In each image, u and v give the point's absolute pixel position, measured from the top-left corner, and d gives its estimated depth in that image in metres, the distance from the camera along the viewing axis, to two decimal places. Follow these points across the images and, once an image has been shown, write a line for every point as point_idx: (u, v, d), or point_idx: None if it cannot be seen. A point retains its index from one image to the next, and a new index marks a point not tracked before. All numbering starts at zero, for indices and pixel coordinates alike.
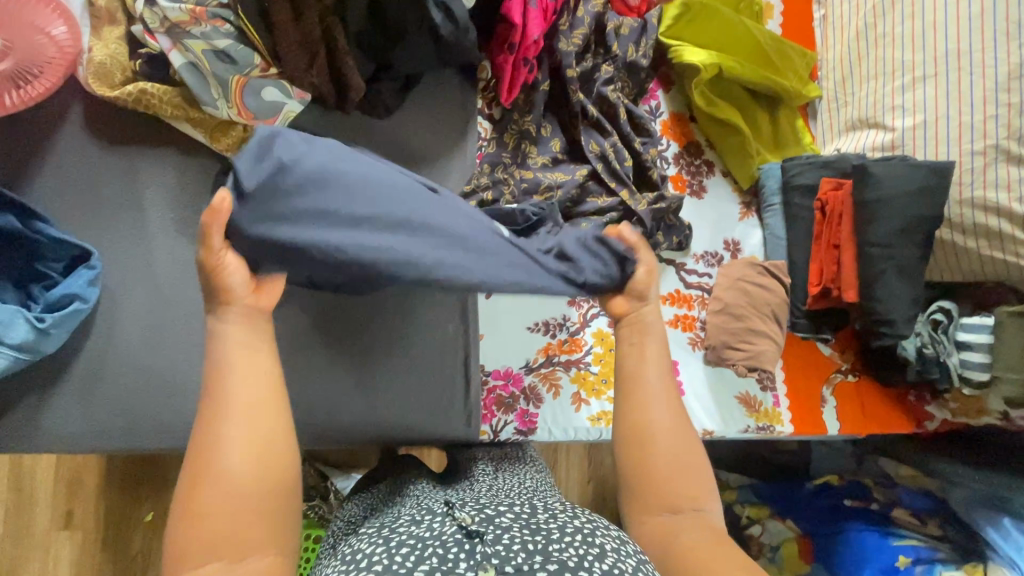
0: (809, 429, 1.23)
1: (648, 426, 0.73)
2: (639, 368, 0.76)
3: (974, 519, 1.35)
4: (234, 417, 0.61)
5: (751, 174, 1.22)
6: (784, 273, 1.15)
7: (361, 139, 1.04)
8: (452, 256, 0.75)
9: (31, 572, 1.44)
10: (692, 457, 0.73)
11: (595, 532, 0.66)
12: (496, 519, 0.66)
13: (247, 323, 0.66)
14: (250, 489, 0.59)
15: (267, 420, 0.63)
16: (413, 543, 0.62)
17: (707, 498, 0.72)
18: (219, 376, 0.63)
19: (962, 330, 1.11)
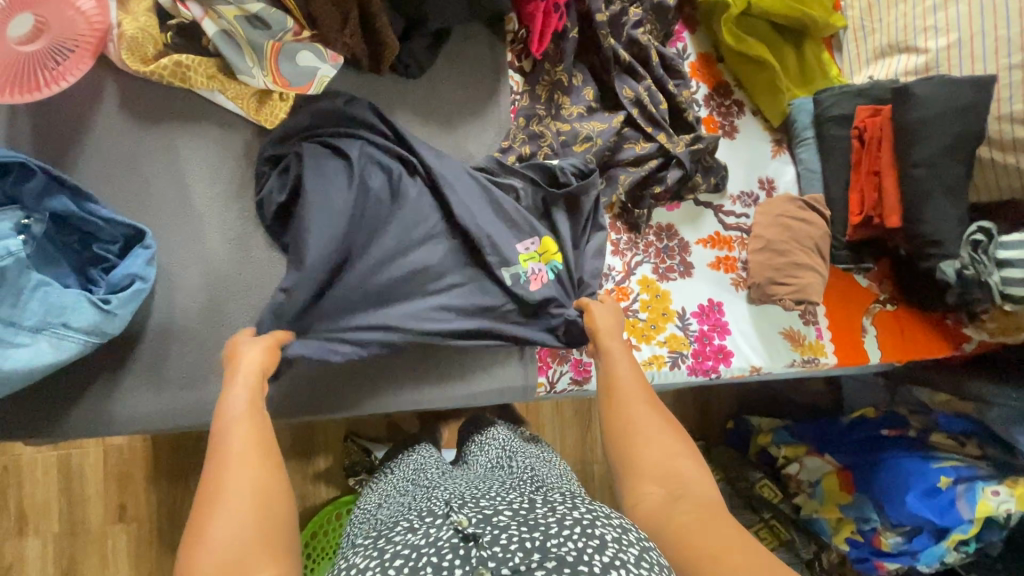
0: (851, 359, 1.26)
1: (625, 419, 0.81)
2: (615, 376, 0.88)
3: (1014, 436, 1.38)
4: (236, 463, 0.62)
5: (781, 110, 1.22)
6: (823, 205, 1.15)
7: (395, 101, 1.03)
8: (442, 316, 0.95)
9: (90, 566, 1.46)
10: (674, 444, 0.79)
11: (593, 523, 0.64)
12: (494, 521, 0.65)
13: (252, 380, 0.72)
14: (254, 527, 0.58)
15: (255, 454, 0.63)
16: (407, 551, 0.61)
17: (693, 475, 0.75)
18: (224, 422, 0.66)
19: (1003, 248, 1.12)
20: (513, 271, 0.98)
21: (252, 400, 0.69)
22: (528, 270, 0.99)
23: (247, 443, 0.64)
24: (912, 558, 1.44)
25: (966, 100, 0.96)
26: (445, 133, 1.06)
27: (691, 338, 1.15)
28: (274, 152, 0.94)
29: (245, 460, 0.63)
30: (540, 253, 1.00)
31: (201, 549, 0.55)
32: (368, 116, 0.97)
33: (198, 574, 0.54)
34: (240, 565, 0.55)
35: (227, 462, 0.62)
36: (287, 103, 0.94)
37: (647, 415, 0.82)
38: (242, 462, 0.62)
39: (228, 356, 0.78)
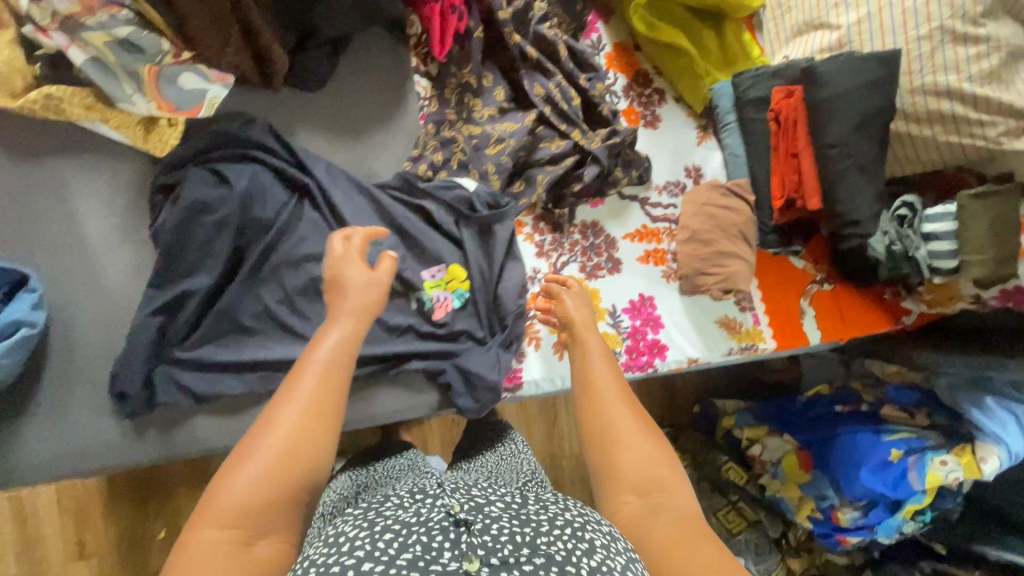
0: (790, 342, 1.25)
1: (610, 417, 0.77)
2: (591, 370, 0.83)
3: (958, 403, 1.39)
4: (295, 413, 0.66)
5: (703, 95, 1.19)
6: (748, 191, 1.13)
7: (295, 116, 0.99)
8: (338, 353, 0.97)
9: None
10: (655, 448, 0.76)
11: (585, 527, 0.60)
12: (486, 507, 0.58)
13: (350, 338, 0.74)
14: (285, 477, 0.64)
15: (310, 420, 0.66)
16: (397, 527, 0.55)
17: (672, 481, 0.73)
18: (302, 371, 0.69)
19: (928, 222, 1.11)
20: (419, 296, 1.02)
21: (335, 362, 0.71)
22: (433, 298, 1.03)
23: (309, 408, 0.67)
24: (869, 531, 1.47)
25: (872, 75, 0.94)
26: (352, 145, 1.02)
27: (624, 335, 1.14)
28: (166, 180, 0.90)
29: (297, 417, 0.66)
30: (446, 281, 1.03)
31: (229, 485, 0.62)
32: (264, 139, 0.94)
33: (223, 502, 0.61)
34: (257, 513, 0.62)
35: (283, 413, 0.66)
36: (176, 129, 0.91)
37: (628, 417, 0.77)
38: (300, 421, 0.66)
39: (330, 270, 0.81)
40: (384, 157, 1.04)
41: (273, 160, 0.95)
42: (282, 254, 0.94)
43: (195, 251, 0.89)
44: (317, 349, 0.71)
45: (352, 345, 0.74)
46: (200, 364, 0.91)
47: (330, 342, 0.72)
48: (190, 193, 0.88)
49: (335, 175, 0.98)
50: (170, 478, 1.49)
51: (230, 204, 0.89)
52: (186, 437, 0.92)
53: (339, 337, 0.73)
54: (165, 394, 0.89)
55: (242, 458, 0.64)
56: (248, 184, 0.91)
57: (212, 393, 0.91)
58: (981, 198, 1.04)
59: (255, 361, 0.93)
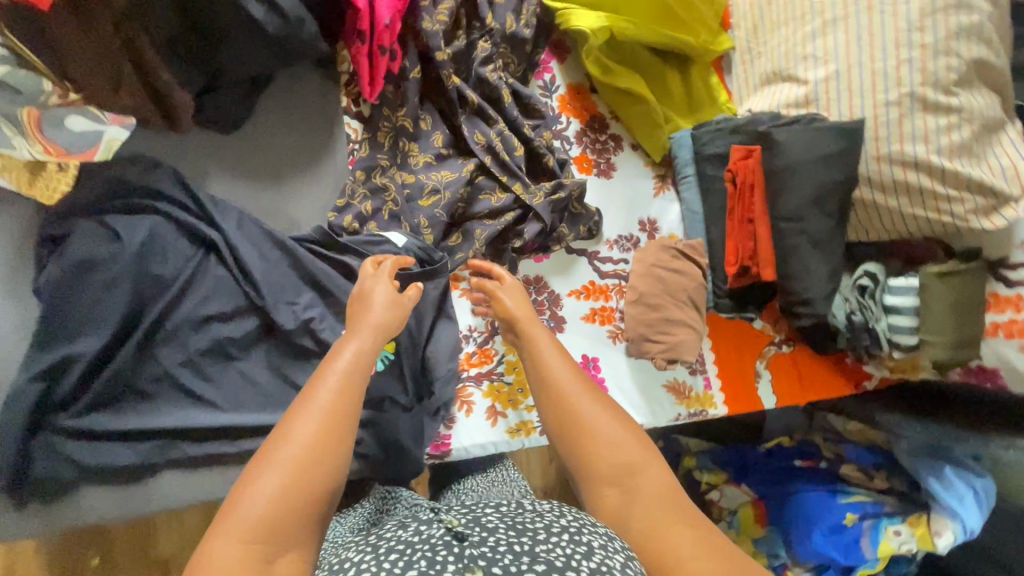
0: (743, 407, 1.18)
1: (570, 407, 0.70)
2: (542, 362, 0.75)
3: (917, 471, 1.32)
4: (315, 417, 0.62)
5: (662, 145, 1.12)
6: (700, 253, 1.07)
7: (208, 161, 0.92)
8: (243, 418, 0.90)
9: None
10: (623, 430, 0.68)
11: (580, 532, 0.59)
12: (484, 520, 0.59)
13: (364, 344, 0.71)
14: (310, 485, 0.59)
15: (333, 425, 0.62)
16: (402, 546, 0.55)
17: (647, 461, 0.67)
18: (321, 378, 0.66)
19: (889, 293, 1.05)
20: None
21: (355, 371, 0.67)
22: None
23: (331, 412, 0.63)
24: None
25: (830, 150, 0.88)
26: (271, 191, 0.94)
27: None
28: (54, 232, 0.83)
29: (321, 421, 0.62)
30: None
31: (249, 494, 0.56)
32: (168, 189, 0.87)
33: (241, 512, 0.55)
34: (279, 524, 0.56)
35: (304, 417, 0.61)
36: (67, 174, 0.84)
37: (591, 403, 0.70)
38: (324, 425, 0.62)
39: (358, 293, 0.83)
40: (305, 205, 0.96)
41: (176, 211, 0.87)
42: (186, 313, 0.87)
43: (83, 311, 0.82)
44: (336, 358, 0.68)
45: (369, 352, 0.71)
46: (90, 433, 0.84)
47: (350, 351, 0.69)
48: (78, 249, 0.82)
49: (247, 228, 0.91)
50: None
51: (122, 262, 0.83)
52: (72, 509, 0.86)
53: (357, 345, 0.71)
54: (48, 466, 0.82)
55: (260, 465, 0.58)
56: (145, 240, 0.84)
57: (101, 465, 0.84)
58: (945, 278, 0.99)
59: (151, 429, 0.86)
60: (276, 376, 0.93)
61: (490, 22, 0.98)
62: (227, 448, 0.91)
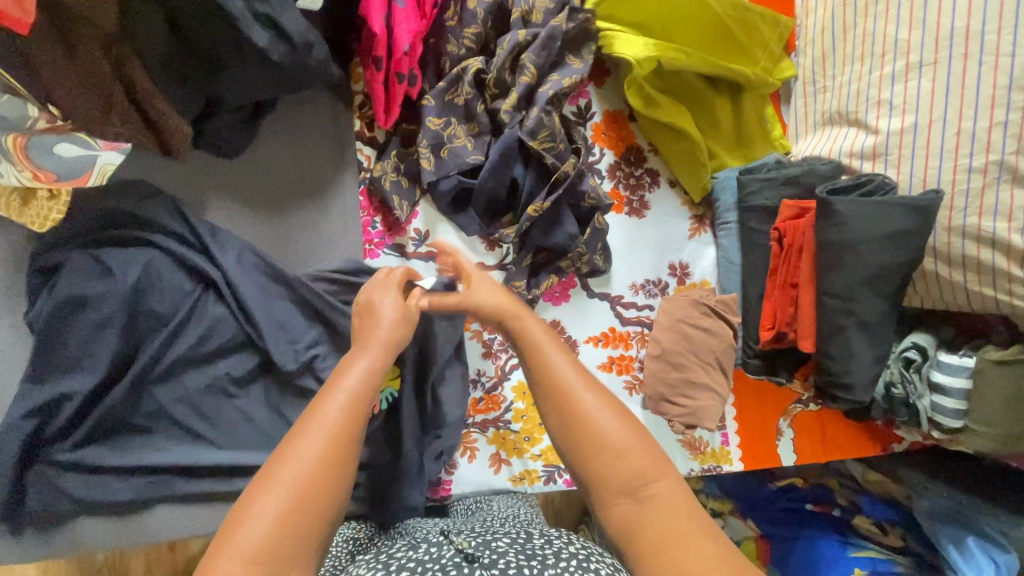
0: (760, 465, 1.12)
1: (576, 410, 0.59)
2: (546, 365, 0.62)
3: (937, 538, 1.26)
4: (317, 437, 0.54)
5: (703, 185, 1.01)
6: (733, 311, 0.98)
7: (208, 187, 0.86)
8: (235, 461, 0.86)
9: None
10: (636, 435, 0.59)
11: (589, 558, 0.62)
12: (493, 545, 0.64)
13: (379, 360, 0.61)
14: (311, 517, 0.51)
15: (342, 448, 0.54)
16: (412, 565, 0.61)
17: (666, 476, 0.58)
18: (329, 391, 0.57)
19: (938, 370, 0.95)
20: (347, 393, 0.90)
21: (368, 391, 0.58)
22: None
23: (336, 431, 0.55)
24: None
25: (899, 227, 0.78)
26: (276, 222, 0.89)
27: None
28: (44, 262, 0.79)
29: (331, 445, 0.54)
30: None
31: (250, 518, 0.50)
32: (167, 219, 0.82)
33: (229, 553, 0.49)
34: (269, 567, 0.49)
35: (310, 437, 0.54)
36: (59, 202, 0.77)
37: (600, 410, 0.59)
38: (332, 446, 0.54)
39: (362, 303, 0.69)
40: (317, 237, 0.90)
41: (174, 242, 0.82)
42: (181, 352, 0.82)
43: (74, 348, 0.78)
44: (347, 371, 0.59)
45: (383, 367, 0.61)
46: (78, 470, 0.81)
47: (361, 365, 0.60)
48: (67, 286, 0.77)
49: (247, 261, 0.85)
50: None
51: (113, 300, 0.78)
52: (58, 542, 0.83)
53: (370, 357, 0.61)
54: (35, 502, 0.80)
55: (264, 482, 0.52)
56: (140, 275, 0.80)
57: (91, 501, 0.82)
58: (1003, 366, 0.90)
59: (142, 467, 0.83)
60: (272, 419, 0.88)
61: (525, 59, 0.86)
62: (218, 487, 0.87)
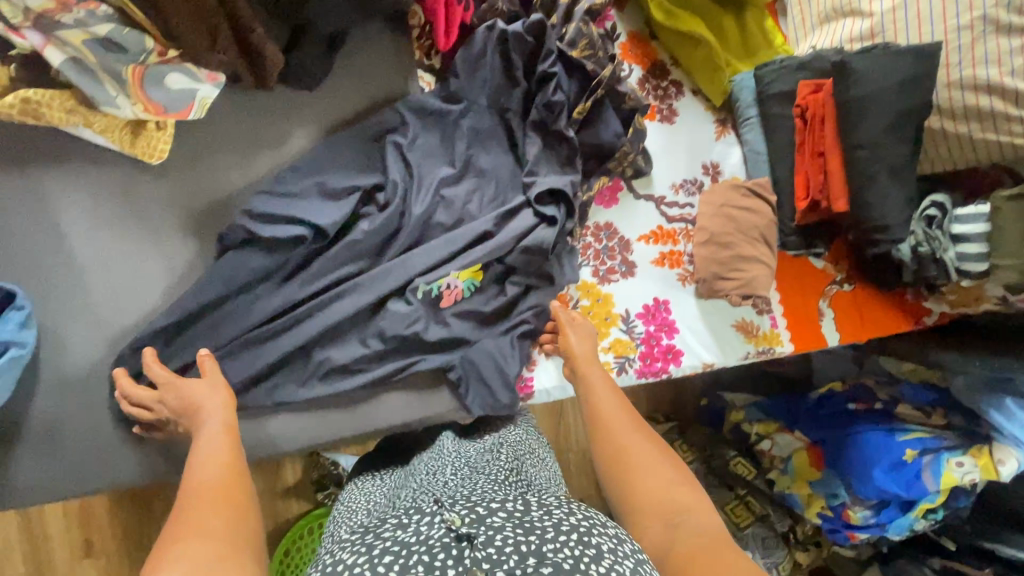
0: (808, 344, 1.21)
1: (621, 443, 0.84)
2: (601, 406, 0.90)
3: (978, 406, 1.36)
4: (191, 492, 0.65)
5: (723, 88, 1.13)
6: (769, 191, 1.08)
7: (289, 118, 0.94)
8: (339, 358, 0.93)
9: None
10: (665, 466, 0.81)
11: (591, 532, 0.65)
12: (488, 519, 0.64)
13: (224, 418, 0.78)
14: (218, 528, 0.60)
15: (233, 477, 0.69)
16: (397, 549, 0.60)
17: (697, 502, 0.76)
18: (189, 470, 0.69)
19: (957, 222, 1.06)
20: (427, 283, 0.96)
21: (218, 445, 0.73)
22: (441, 286, 0.97)
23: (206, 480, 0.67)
24: (880, 529, 1.48)
25: (910, 74, 0.89)
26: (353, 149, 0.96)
27: (637, 341, 1.11)
28: (174, 192, 0.88)
29: (232, 487, 0.67)
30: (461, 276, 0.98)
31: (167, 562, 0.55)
32: (293, 190, 0.90)
33: None
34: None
35: (185, 499, 0.64)
36: (165, 132, 0.85)
37: (641, 446, 0.83)
38: (220, 487, 0.66)
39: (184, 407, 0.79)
40: (454, 171, 0.98)
41: (304, 205, 0.90)
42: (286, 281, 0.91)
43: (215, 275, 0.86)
44: (196, 447, 0.72)
45: (230, 423, 0.77)
46: (194, 385, 0.86)
47: (209, 431, 0.75)
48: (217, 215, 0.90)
49: (326, 210, 0.91)
50: None
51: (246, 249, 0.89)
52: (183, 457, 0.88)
53: (215, 420, 0.77)
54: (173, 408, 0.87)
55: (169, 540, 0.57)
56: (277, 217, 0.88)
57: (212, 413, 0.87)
58: (1018, 200, 0.99)
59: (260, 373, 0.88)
60: (367, 326, 0.95)
61: None
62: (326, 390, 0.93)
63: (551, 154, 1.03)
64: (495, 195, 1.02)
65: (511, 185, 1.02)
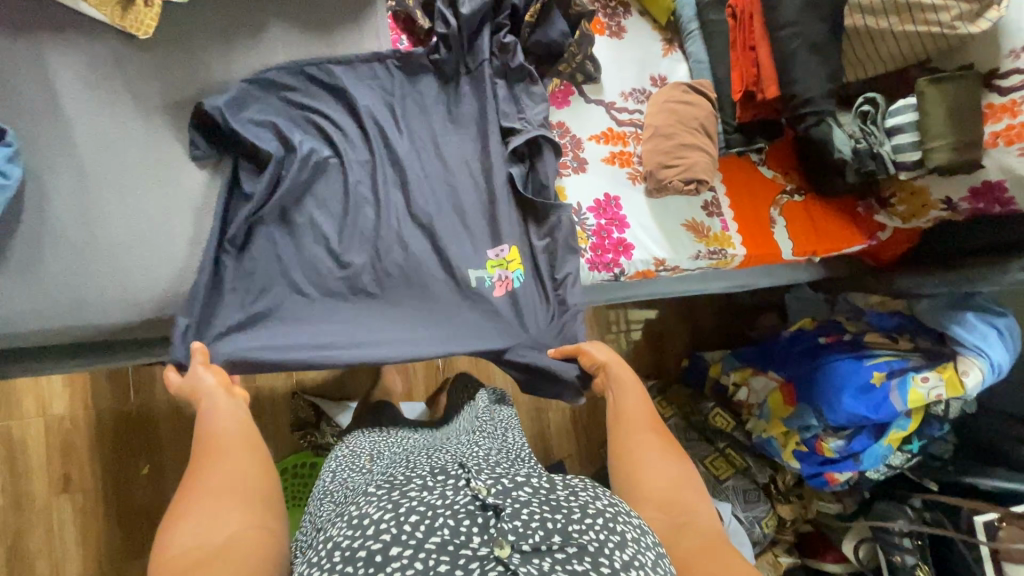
0: (760, 249, 1.25)
1: (634, 440, 0.85)
2: (620, 407, 0.93)
3: (940, 322, 1.38)
4: (215, 451, 0.74)
5: (666, 7, 1.23)
6: (710, 90, 1.16)
7: (265, 9, 1.05)
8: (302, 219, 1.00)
9: (36, 543, 1.49)
10: (675, 466, 0.81)
11: (616, 518, 0.63)
12: (515, 493, 0.62)
13: (233, 397, 0.84)
14: (234, 483, 0.69)
15: (247, 435, 0.78)
16: (423, 509, 0.58)
17: (704, 507, 0.76)
18: (209, 435, 0.77)
19: (891, 116, 1.11)
20: (479, 274, 1.08)
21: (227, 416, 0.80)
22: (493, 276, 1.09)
23: (228, 440, 0.76)
24: (855, 462, 1.46)
25: None
26: (321, 39, 1.07)
27: (589, 232, 1.15)
28: (159, 65, 0.99)
29: (242, 444, 0.76)
30: (506, 261, 1.09)
31: (188, 508, 0.65)
32: (273, 70, 1.03)
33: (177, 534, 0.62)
34: (220, 527, 0.63)
35: (209, 457, 0.73)
36: (152, 10, 0.95)
37: (654, 445, 0.84)
38: (232, 447, 0.75)
39: (186, 383, 0.86)
40: (415, 65, 1.11)
41: (280, 81, 1.03)
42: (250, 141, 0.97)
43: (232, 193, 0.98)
44: (205, 417, 0.80)
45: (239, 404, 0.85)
46: None
47: (222, 406, 0.82)
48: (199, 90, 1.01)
49: (295, 89, 1.05)
50: (160, 411, 1.60)
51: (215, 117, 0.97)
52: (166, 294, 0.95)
53: (222, 399, 0.83)
54: (153, 254, 0.96)
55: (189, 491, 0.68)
56: (254, 85, 1.02)
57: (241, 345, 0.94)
58: (938, 82, 1.05)
59: (234, 232, 0.95)
60: (332, 194, 1.03)
61: None
62: (319, 326, 1.00)
63: (504, 53, 1.12)
64: (450, 89, 1.13)
65: (471, 96, 1.13)
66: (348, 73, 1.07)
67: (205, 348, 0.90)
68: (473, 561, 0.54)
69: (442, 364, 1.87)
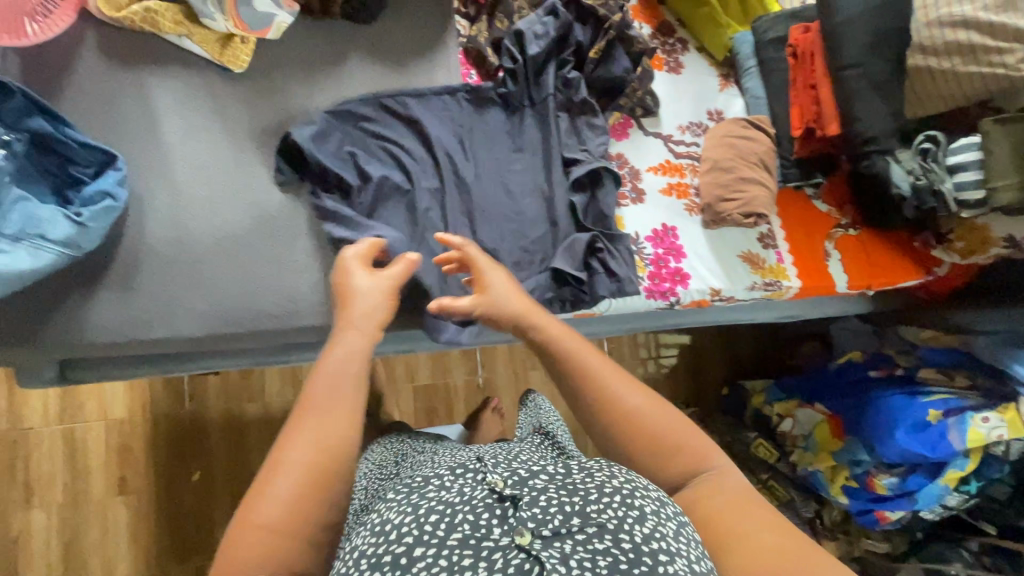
0: (815, 282, 1.26)
1: (608, 402, 0.68)
2: (581, 367, 0.70)
3: (1001, 360, 1.36)
4: (303, 423, 0.61)
5: (725, 44, 1.27)
6: (767, 124, 1.21)
7: (346, 45, 1.12)
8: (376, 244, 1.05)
9: (91, 540, 1.53)
10: (664, 419, 0.68)
11: (634, 493, 0.55)
12: (531, 480, 0.54)
13: (366, 331, 0.72)
14: (311, 476, 0.57)
15: (347, 404, 0.63)
16: (441, 506, 0.50)
17: (716, 456, 0.67)
18: (311, 387, 0.64)
19: (952, 154, 1.10)
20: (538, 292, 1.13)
21: (350, 362, 0.67)
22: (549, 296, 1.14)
23: (330, 403, 0.62)
24: (909, 501, 1.42)
25: None
26: (396, 72, 1.14)
27: (646, 261, 1.17)
28: (248, 95, 1.06)
29: (342, 415, 0.62)
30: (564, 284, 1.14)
31: (264, 502, 0.55)
32: (353, 101, 1.09)
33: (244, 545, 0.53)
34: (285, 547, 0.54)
35: (305, 429, 0.60)
36: (248, 46, 1.05)
37: (629, 398, 0.68)
38: (331, 414, 0.62)
39: (339, 290, 0.78)
40: (482, 95, 1.16)
41: (359, 112, 1.09)
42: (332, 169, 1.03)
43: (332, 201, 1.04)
44: (330, 354, 0.68)
45: (370, 342, 0.71)
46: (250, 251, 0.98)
47: (347, 347, 0.69)
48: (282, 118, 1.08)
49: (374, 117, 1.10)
50: (212, 420, 1.64)
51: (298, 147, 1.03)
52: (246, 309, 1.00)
53: (357, 334, 0.71)
54: (234, 270, 1.01)
55: (259, 492, 0.56)
56: (337, 116, 1.08)
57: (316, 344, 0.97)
58: (1005, 122, 1.04)
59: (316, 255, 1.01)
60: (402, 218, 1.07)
61: None
62: None
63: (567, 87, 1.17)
64: (516, 118, 1.18)
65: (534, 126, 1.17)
66: (421, 104, 1.12)
67: (416, 260, 0.83)
68: (496, 551, 0.47)
69: (482, 384, 1.89)
